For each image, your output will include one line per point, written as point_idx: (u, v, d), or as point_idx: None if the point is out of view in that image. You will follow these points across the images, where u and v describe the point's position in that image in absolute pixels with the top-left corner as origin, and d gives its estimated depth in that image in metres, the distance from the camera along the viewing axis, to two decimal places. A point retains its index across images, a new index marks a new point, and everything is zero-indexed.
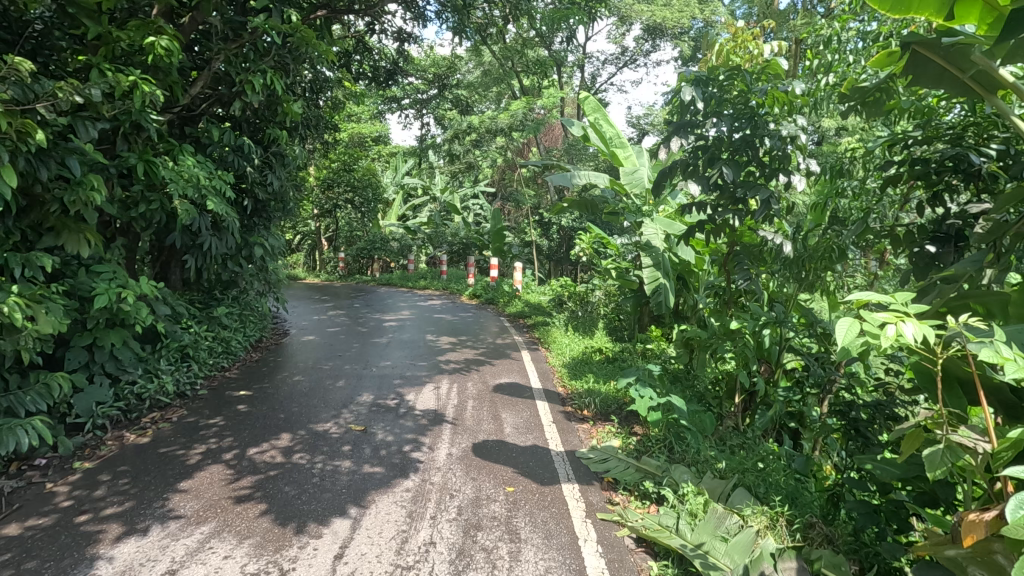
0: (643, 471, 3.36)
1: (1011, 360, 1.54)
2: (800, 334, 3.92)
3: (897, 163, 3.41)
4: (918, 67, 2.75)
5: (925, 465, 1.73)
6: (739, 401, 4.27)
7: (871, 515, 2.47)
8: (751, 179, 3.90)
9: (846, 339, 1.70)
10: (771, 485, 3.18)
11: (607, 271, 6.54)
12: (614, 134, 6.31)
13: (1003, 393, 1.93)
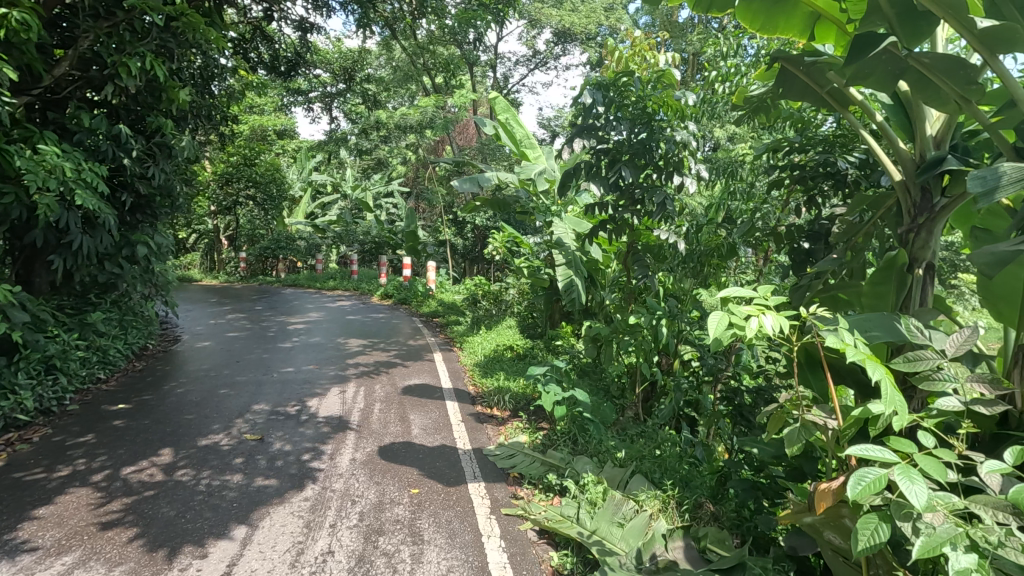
0: (547, 464, 3.44)
1: (851, 346, 1.70)
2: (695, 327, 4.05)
3: (779, 168, 3.73)
4: (785, 82, 2.95)
5: (785, 443, 1.90)
6: (641, 392, 4.54)
7: (750, 490, 2.70)
8: (648, 181, 4.10)
9: (717, 331, 1.83)
10: (666, 471, 3.36)
11: (519, 270, 6.64)
12: (524, 134, 6.39)
13: (859, 375, 2.18)
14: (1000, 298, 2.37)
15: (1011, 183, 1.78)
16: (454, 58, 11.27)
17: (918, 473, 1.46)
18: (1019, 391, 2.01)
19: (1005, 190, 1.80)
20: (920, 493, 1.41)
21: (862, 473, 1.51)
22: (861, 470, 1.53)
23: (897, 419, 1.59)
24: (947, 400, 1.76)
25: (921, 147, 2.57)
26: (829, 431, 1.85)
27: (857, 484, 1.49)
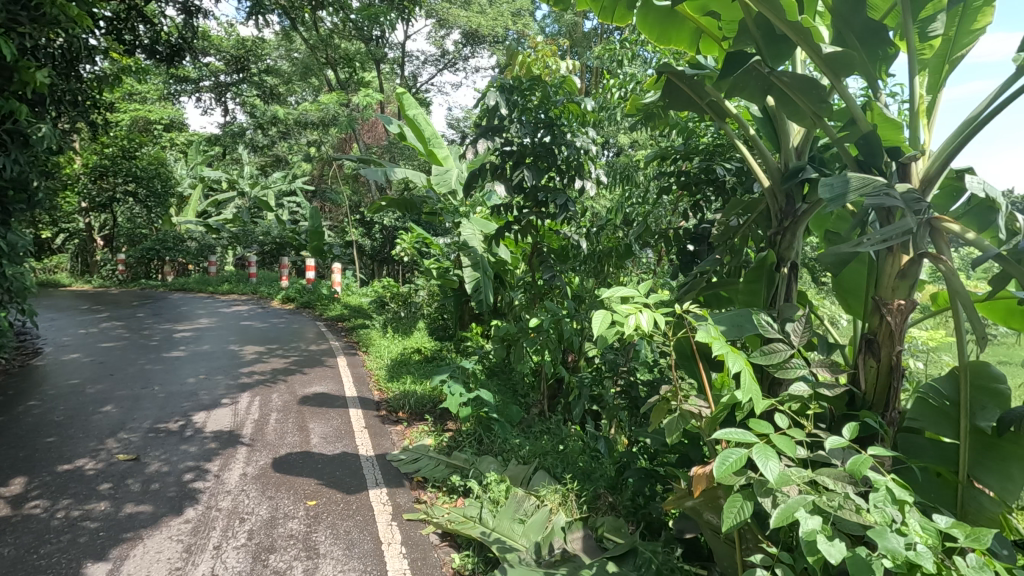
0: (451, 466, 3.42)
1: (717, 338, 1.85)
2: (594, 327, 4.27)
3: (669, 175, 3.97)
4: (670, 95, 3.08)
5: (665, 432, 2.01)
6: (547, 390, 4.64)
7: (644, 479, 2.84)
8: (551, 184, 4.19)
9: (601, 329, 1.91)
10: (567, 465, 3.45)
11: (429, 271, 6.54)
12: (432, 133, 6.28)
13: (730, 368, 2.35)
14: (848, 293, 2.69)
15: (853, 192, 2.00)
16: (359, 54, 10.91)
17: (773, 452, 1.61)
18: (861, 372, 2.28)
19: (848, 198, 2.02)
20: (773, 469, 1.55)
21: (727, 453, 1.64)
22: (726, 451, 1.67)
23: (756, 403, 1.77)
24: (800, 386, 1.98)
25: (784, 157, 2.83)
26: (703, 418, 1.99)
27: (722, 462, 1.62)
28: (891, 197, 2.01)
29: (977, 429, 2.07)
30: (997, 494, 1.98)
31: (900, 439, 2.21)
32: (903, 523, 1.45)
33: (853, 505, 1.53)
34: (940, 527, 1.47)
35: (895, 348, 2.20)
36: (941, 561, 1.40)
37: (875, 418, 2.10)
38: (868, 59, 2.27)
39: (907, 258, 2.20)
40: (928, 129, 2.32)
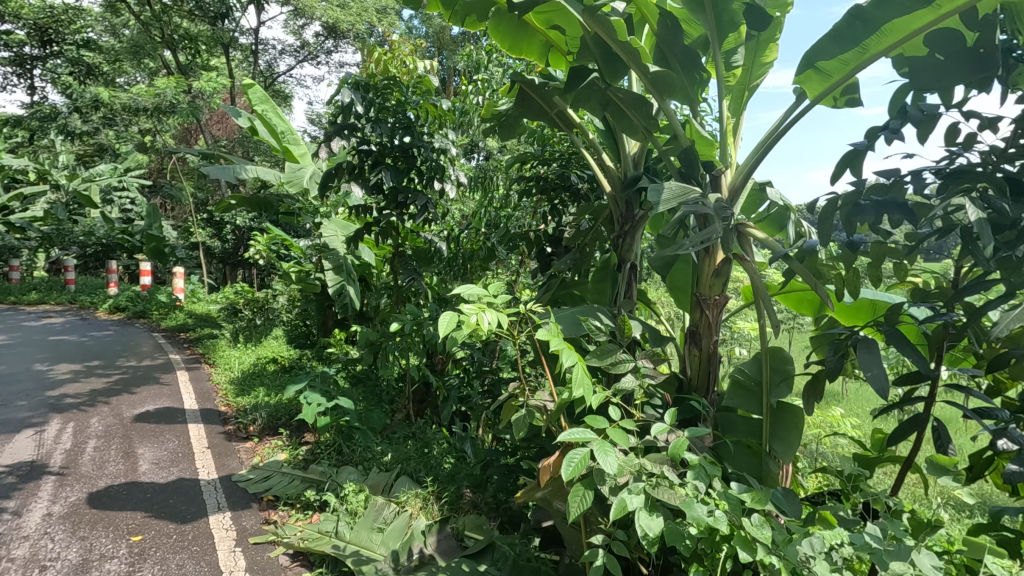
0: (307, 481, 3.22)
1: (556, 337, 1.95)
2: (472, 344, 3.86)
3: (528, 180, 4.11)
4: (523, 103, 3.22)
5: (512, 429, 2.07)
6: (415, 395, 4.55)
7: (505, 474, 2.91)
8: (411, 185, 4.13)
9: (446, 331, 1.93)
10: (430, 467, 3.42)
11: (287, 273, 6.10)
12: (286, 128, 5.90)
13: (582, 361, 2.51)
14: (678, 289, 3.00)
15: (672, 197, 2.22)
16: (202, 36, 9.90)
17: (610, 446, 1.73)
18: (687, 361, 2.57)
19: (668, 203, 2.24)
20: (612, 462, 1.67)
21: (571, 454, 1.72)
22: (570, 450, 1.75)
23: (587, 398, 1.91)
24: (628, 378, 2.17)
25: (623, 167, 3.07)
26: (548, 413, 2.09)
27: (568, 464, 1.70)
28: (705, 205, 2.26)
29: (774, 405, 2.39)
30: (784, 459, 2.31)
31: (719, 418, 2.51)
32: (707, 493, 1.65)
33: (668, 481, 1.71)
34: (737, 494, 1.70)
35: (713, 338, 2.50)
36: (736, 524, 1.62)
37: (699, 401, 2.37)
38: (687, 81, 2.54)
39: (720, 258, 2.48)
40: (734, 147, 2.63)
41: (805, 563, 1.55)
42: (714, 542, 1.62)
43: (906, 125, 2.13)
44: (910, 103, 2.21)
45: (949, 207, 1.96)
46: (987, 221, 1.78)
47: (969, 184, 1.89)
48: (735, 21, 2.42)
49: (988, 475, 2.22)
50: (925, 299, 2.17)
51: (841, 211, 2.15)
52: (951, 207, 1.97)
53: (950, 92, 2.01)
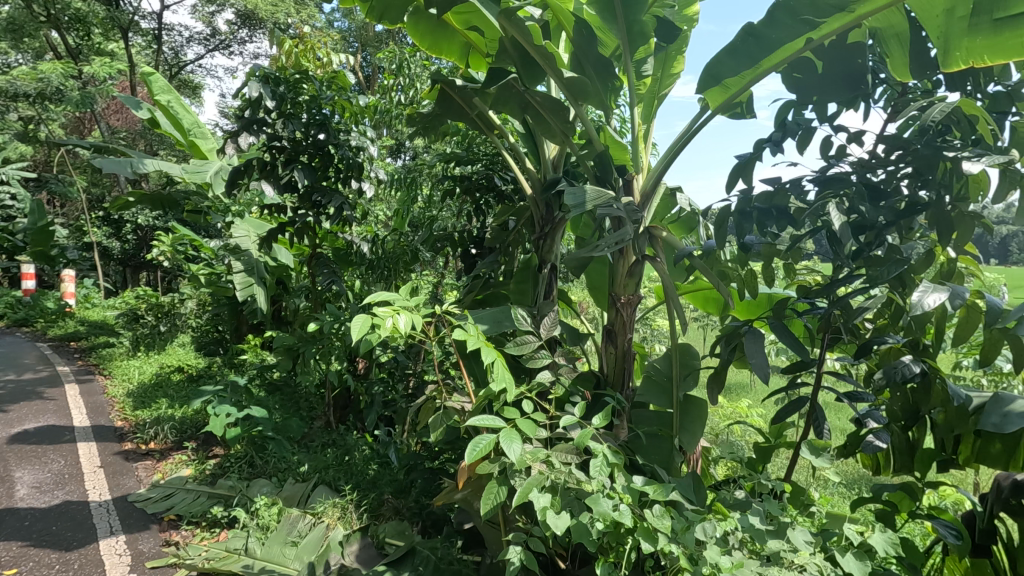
0: (214, 497, 3.03)
1: (471, 335, 1.95)
2: (394, 348, 3.78)
3: (452, 179, 3.99)
4: (444, 104, 3.18)
5: (429, 431, 2.07)
6: (337, 401, 4.41)
7: (428, 477, 2.87)
8: (327, 184, 3.99)
9: (358, 334, 1.92)
10: (349, 475, 3.31)
11: (195, 276, 5.70)
12: (192, 121, 5.52)
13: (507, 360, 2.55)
14: (598, 288, 3.10)
15: (590, 199, 2.27)
16: (95, 18, 9.06)
17: (517, 435, 1.78)
18: (604, 359, 2.65)
19: (587, 205, 2.29)
20: (515, 449, 1.72)
21: (477, 439, 1.76)
22: (477, 437, 1.80)
23: (508, 391, 1.91)
24: (544, 375, 2.22)
25: (543, 170, 3.12)
26: (465, 414, 2.10)
27: (472, 448, 1.74)
28: (617, 207, 2.33)
29: (684, 398, 2.52)
30: (692, 450, 2.43)
31: (634, 412, 2.61)
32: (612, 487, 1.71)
33: (575, 478, 1.76)
34: (640, 487, 1.78)
35: (628, 335, 2.58)
36: (639, 516, 1.70)
37: (615, 395, 2.44)
38: (601, 88, 2.60)
39: (633, 258, 2.55)
40: (645, 153, 2.75)
41: (700, 548, 1.65)
42: (619, 535, 1.68)
43: (788, 137, 2.32)
44: (792, 117, 2.41)
45: (822, 211, 2.15)
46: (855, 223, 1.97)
47: (838, 191, 2.09)
48: (646, 32, 2.47)
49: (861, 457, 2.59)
50: (809, 296, 2.35)
51: (736, 214, 2.31)
52: (825, 211, 2.17)
53: (824, 107, 2.21)
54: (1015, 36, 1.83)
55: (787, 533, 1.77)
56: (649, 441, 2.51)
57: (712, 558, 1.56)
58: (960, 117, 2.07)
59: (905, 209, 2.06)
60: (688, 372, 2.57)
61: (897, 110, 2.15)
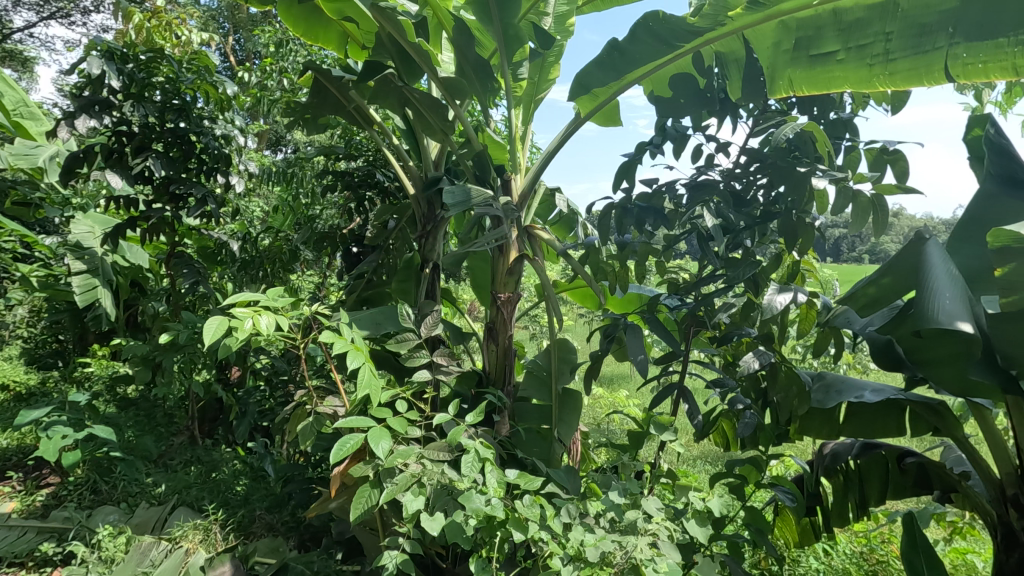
0: (45, 532, 2.63)
1: (340, 338, 1.85)
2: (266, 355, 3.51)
3: (332, 173, 3.69)
4: (319, 95, 2.97)
5: (297, 438, 1.98)
6: (205, 413, 4.03)
7: (304, 488, 2.72)
8: (188, 176, 3.62)
9: (210, 339, 1.79)
10: (215, 492, 3.03)
11: (22, 278, 4.89)
12: (16, 99, 4.73)
13: (388, 361, 2.50)
14: (479, 284, 3.13)
15: (470, 199, 2.25)
16: None
17: (386, 433, 1.76)
18: (485, 356, 2.64)
19: (467, 204, 2.27)
20: (383, 447, 1.71)
21: (345, 439, 1.75)
22: (345, 437, 1.77)
23: (374, 395, 1.86)
24: (420, 374, 2.20)
25: (424, 168, 3.05)
26: (336, 417, 2.05)
27: (340, 448, 1.73)
28: (495, 207, 2.34)
29: (561, 391, 2.59)
30: (569, 441, 2.51)
31: (515, 407, 2.64)
32: (484, 481, 1.75)
33: (448, 476, 1.78)
34: (511, 478, 1.83)
35: (507, 333, 2.59)
36: (511, 508, 1.75)
37: (496, 393, 2.45)
38: (479, 88, 2.52)
39: (513, 256, 2.56)
40: (523, 154, 2.79)
41: (566, 533, 1.74)
42: (492, 527, 1.72)
43: (666, 142, 2.32)
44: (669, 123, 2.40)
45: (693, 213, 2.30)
46: (720, 225, 2.13)
47: (707, 198, 2.24)
48: (520, 36, 2.43)
49: (714, 434, 2.84)
50: (676, 292, 2.55)
51: (615, 214, 2.41)
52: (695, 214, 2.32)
53: (700, 119, 2.22)
54: (824, 73, 2.11)
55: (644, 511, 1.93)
56: (528, 436, 2.56)
57: (577, 540, 1.65)
58: (810, 139, 2.22)
59: (761, 216, 2.25)
60: (566, 367, 2.65)
61: (759, 127, 2.28)
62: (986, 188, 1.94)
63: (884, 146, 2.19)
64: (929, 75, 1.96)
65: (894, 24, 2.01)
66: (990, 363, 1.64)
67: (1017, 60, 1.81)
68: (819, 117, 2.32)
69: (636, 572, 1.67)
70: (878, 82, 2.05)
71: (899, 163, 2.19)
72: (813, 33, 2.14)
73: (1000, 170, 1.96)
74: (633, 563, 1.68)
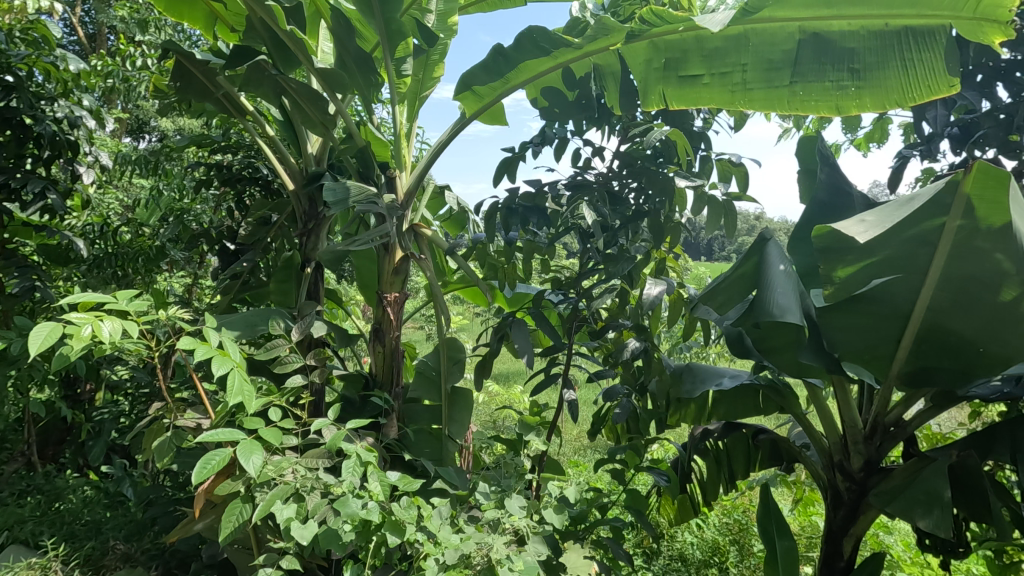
0: None
1: (201, 343, 1.69)
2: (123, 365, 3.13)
3: (205, 166, 3.35)
4: (182, 78, 2.66)
5: (152, 456, 1.81)
6: (45, 436, 3.50)
7: (168, 510, 2.46)
8: (22, 164, 3.12)
9: (37, 349, 1.56)
10: (57, 524, 2.65)
11: None
12: None
13: (264, 368, 2.34)
14: (365, 284, 3.05)
15: (350, 196, 2.17)
16: None
17: (258, 446, 1.64)
18: (372, 358, 2.56)
19: (348, 200, 2.18)
20: (254, 463, 1.59)
21: (208, 456, 1.62)
22: (209, 454, 1.64)
23: (247, 403, 1.74)
24: (294, 379, 2.08)
25: (304, 162, 2.88)
26: (197, 431, 1.89)
27: (201, 466, 1.58)
28: (379, 204, 2.27)
29: (452, 391, 2.59)
30: (460, 439, 2.52)
31: (405, 409, 2.59)
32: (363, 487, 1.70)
33: (324, 483, 1.72)
34: (390, 480, 1.80)
35: (395, 334, 2.51)
36: (388, 511, 1.73)
37: (382, 396, 2.37)
38: (362, 84, 2.43)
39: (399, 255, 2.51)
40: (408, 151, 2.74)
41: (445, 533, 1.74)
42: (369, 533, 1.69)
43: (546, 145, 2.40)
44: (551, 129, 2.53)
45: (575, 211, 2.39)
46: (598, 220, 2.24)
47: (585, 196, 2.35)
48: (403, 31, 2.39)
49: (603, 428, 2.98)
50: (560, 288, 2.63)
51: (502, 212, 2.45)
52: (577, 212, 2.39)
53: (582, 124, 2.36)
54: (691, 93, 2.25)
55: (516, 504, 2.01)
56: (418, 438, 2.52)
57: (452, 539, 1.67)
58: (673, 146, 2.39)
59: (633, 215, 2.40)
60: (455, 365, 2.64)
61: (630, 135, 2.42)
62: (819, 195, 2.22)
63: (731, 159, 2.45)
64: (780, 104, 2.18)
65: (750, 56, 2.16)
66: (817, 348, 1.86)
67: (841, 102, 2.12)
68: (681, 126, 2.50)
69: (493, 571, 1.70)
70: (738, 106, 2.24)
71: (742, 173, 2.44)
72: (681, 54, 2.21)
73: (829, 179, 2.26)
74: (490, 562, 1.72)
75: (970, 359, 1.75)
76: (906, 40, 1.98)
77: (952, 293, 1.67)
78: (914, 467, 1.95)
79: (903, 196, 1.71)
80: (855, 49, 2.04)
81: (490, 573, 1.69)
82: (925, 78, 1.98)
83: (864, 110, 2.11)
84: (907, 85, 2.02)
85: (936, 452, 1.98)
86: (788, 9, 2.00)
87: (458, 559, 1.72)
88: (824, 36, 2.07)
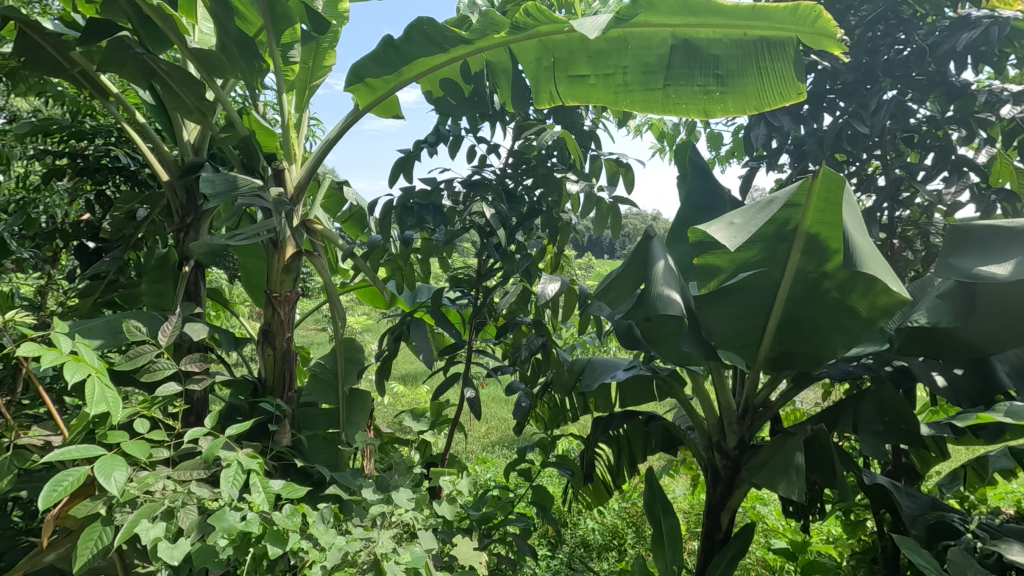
0: None
1: (48, 349, 1.49)
2: None
3: (57, 152, 2.96)
4: (28, 51, 2.35)
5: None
6: None
7: (13, 543, 2.14)
8: None
9: None
10: None
11: None
12: None
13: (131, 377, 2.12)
14: (252, 281, 2.88)
15: (229, 190, 2.02)
16: None
17: (119, 462, 1.48)
18: (260, 361, 2.40)
19: (226, 194, 2.02)
20: (116, 481, 1.44)
21: (59, 476, 1.43)
22: (60, 474, 1.45)
23: (114, 413, 1.58)
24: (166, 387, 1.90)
25: (181, 151, 2.63)
26: (43, 451, 1.69)
27: (50, 490, 1.40)
28: (264, 198, 2.12)
29: (349, 392, 2.51)
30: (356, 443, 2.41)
31: (298, 413, 2.46)
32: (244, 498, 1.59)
33: (197, 495, 1.59)
34: (272, 487, 1.70)
35: (286, 335, 2.38)
36: (268, 520, 1.63)
37: (272, 402, 2.23)
38: (244, 67, 2.26)
39: (289, 252, 2.35)
40: (298, 142, 2.60)
41: (331, 537, 1.67)
42: (247, 544, 1.58)
43: (440, 142, 2.39)
44: (447, 124, 2.53)
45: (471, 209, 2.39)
46: (496, 218, 2.26)
47: (482, 194, 2.36)
48: (289, 16, 2.26)
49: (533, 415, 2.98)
50: (459, 284, 2.61)
51: (397, 211, 2.39)
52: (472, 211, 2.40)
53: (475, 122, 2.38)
54: (584, 88, 2.35)
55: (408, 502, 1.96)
56: (311, 442, 2.41)
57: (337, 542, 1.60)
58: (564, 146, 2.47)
59: (529, 212, 2.45)
60: (352, 365, 2.54)
61: (523, 131, 2.51)
62: (694, 197, 2.40)
63: (619, 158, 2.58)
64: (657, 105, 2.34)
65: (630, 59, 2.28)
66: (696, 336, 2.05)
67: (708, 104, 2.32)
68: (568, 123, 2.61)
69: (379, 569, 1.67)
70: (622, 106, 2.39)
71: (628, 174, 2.57)
72: (568, 54, 2.28)
73: (701, 182, 2.45)
74: (376, 559, 1.68)
75: (820, 344, 1.96)
76: (763, 48, 2.15)
77: (806, 286, 1.85)
78: (779, 442, 2.16)
79: (763, 198, 1.89)
80: (720, 56, 2.21)
81: (376, 571, 1.65)
82: (778, 87, 2.19)
83: (728, 112, 2.32)
84: (763, 91, 2.23)
85: (796, 428, 2.20)
86: (660, 16, 2.10)
87: (343, 560, 1.67)
88: (693, 42, 2.19)
